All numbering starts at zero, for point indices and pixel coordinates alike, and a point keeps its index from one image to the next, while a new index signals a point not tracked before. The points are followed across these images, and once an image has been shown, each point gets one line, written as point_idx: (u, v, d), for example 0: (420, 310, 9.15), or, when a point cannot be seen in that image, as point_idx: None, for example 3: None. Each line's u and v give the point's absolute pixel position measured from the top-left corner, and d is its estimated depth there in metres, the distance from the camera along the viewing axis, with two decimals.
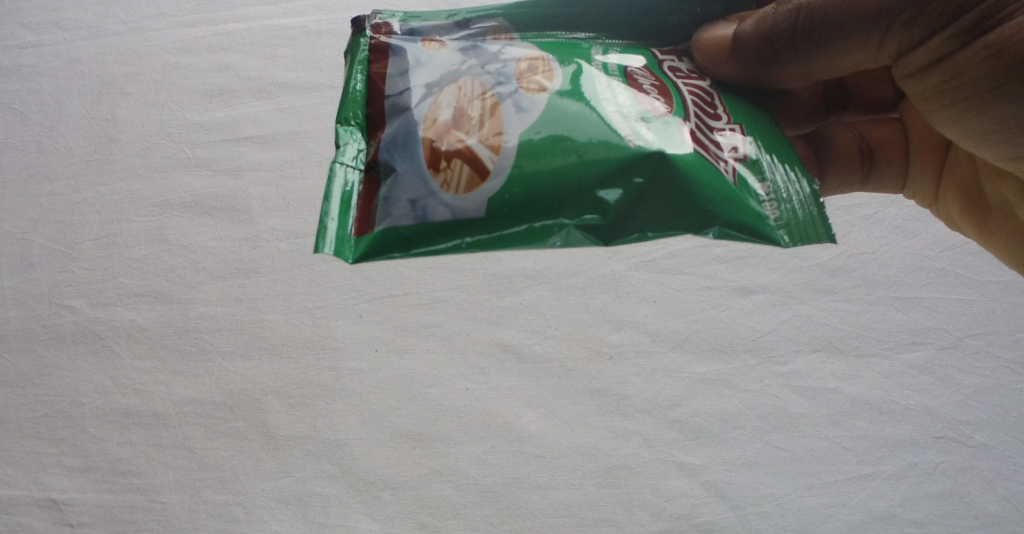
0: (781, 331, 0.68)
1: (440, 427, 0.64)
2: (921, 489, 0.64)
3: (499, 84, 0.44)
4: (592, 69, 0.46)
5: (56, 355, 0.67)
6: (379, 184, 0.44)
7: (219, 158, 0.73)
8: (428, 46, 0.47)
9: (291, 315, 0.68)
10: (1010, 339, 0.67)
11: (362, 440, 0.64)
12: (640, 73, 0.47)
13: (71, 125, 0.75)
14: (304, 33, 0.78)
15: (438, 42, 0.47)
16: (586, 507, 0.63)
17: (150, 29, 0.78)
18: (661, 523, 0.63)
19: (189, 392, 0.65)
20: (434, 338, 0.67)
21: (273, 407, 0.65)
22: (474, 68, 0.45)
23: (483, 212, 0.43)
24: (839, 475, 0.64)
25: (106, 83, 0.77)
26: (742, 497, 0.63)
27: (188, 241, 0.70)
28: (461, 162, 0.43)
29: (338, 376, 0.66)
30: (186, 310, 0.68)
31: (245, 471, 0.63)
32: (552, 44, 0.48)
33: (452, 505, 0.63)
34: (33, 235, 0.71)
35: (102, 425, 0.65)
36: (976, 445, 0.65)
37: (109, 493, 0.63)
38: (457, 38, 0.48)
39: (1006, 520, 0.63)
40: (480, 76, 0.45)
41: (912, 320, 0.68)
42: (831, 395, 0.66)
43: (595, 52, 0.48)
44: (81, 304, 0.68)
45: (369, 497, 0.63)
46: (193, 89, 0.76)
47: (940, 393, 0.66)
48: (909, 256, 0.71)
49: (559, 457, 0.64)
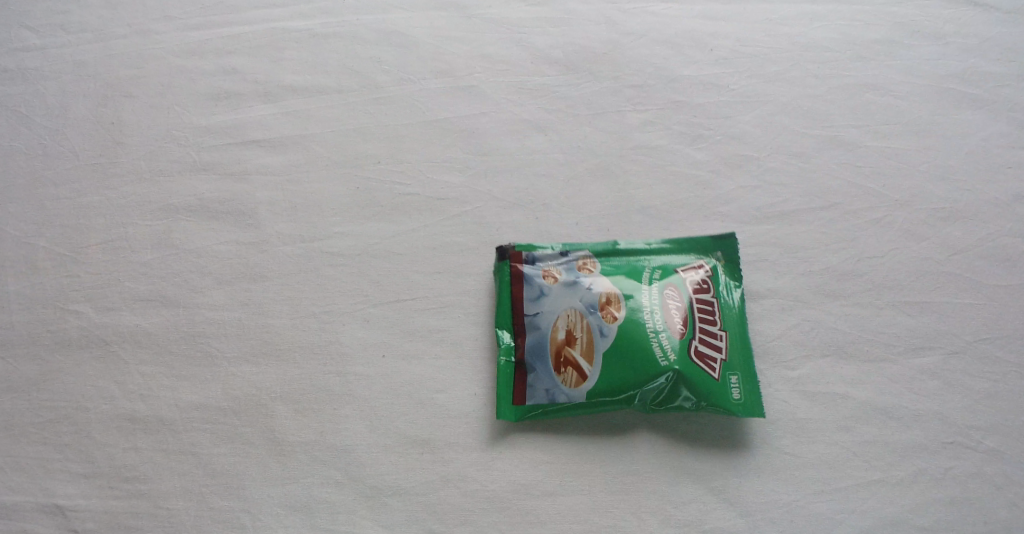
0: (790, 337, 0.67)
1: (447, 432, 0.64)
2: (933, 494, 0.63)
3: (590, 309, 0.65)
4: (660, 294, 0.66)
5: (62, 360, 0.67)
6: (527, 376, 0.64)
7: (225, 161, 0.73)
8: (547, 279, 0.66)
9: (298, 319, 0.67)
10: (1019, 344, 0.67)
11: (370, 445, 0.64)
12: (689, 273, 0.67)
13: (78, 128, 0.75)
14: (311, 36, 0.78)
15: (554, 268, 0.67)
16: (595, 513, 0.62)
17: (158, 33, 0.78)
18: (673, 529, 0.62)
19: (196, 398, 0.65)
20: (442, 343, 0.67)
21: (280, 412, 0.65)
22: (578, 302, 0.65)
23: (583, 391, 0.64)
24: (850, 480, 0.63)
25: (112, 86, 0.76)
26: (752, 503, 0.63)
27: (194, 245, 0.70)
28: (576, 364, 0.64)
29: (344, 382, 0.65)
30: (193, 315, 0.68)
31: (252, 477, 0.63)
32: (622, 258, 0.68)
33: (459, 512, 0.62)
34: (38, 239, 0.71)
35: (108, 430, 0.65)
36: (986, 451, 0.64)
37: (115, 499, 0.63)
38: (560, 262, 0.68)
39: (1017, 525, 0.62)
40: (583, 305, 0.65)
41: (920, 326, 0.68)
42: (841, 400, 0.66)
43: (652, 257, 0.68)
44: (86, 309, 0.68)
45: (376, 504, 0.62)
46: (201, 93, 0.76)
47: (949, 398, 0.66)
48: (919, 260, 0.70)
49: (568, 463, 0.63)
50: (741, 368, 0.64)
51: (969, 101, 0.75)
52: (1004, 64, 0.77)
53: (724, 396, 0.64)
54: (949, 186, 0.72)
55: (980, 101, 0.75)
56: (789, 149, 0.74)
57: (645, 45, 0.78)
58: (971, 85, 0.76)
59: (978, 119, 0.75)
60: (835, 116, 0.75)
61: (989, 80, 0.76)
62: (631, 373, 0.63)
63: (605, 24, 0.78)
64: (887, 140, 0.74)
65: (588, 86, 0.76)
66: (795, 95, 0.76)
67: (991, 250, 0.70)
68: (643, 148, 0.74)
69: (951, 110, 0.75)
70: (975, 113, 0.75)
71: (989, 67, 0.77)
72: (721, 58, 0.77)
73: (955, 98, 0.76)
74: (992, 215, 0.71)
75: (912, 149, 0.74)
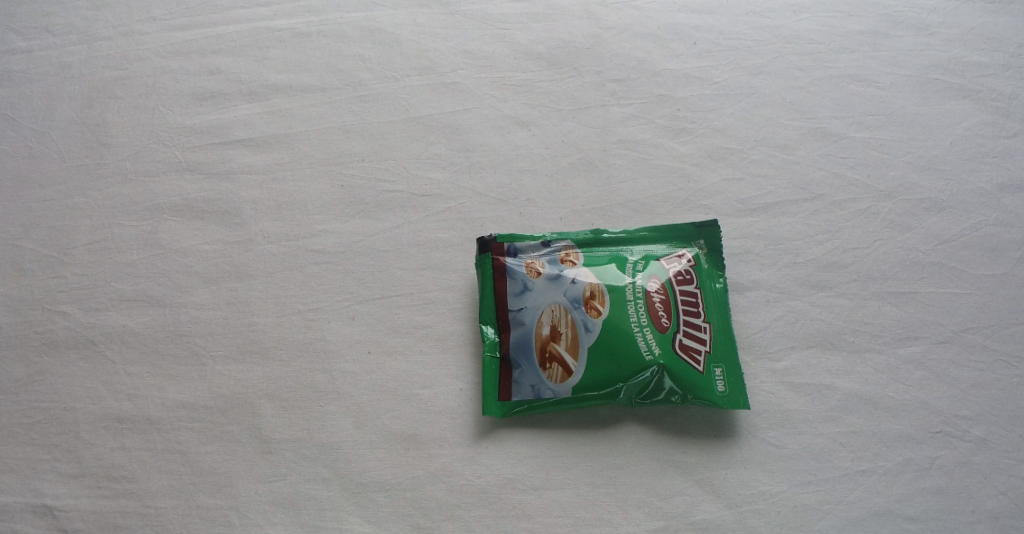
0: (775, 328, 0.67)
1: (434, 428, 0.64)
2: (918, 484, 0.63)
3: (575, 304, 0.65)
4: (644, 287, 0.66)
5: (50, 361, 0.67)
6: (512, 370, 0.64)
7: (210, 161, 0.73)
8: (530, 272, 0.66)
9: (284, 318, 0.68)
10: (1005, 333, 0.67)
11: (356, 442, 0.64)
12: (672, 264, 0.67)
13: (64, 130, 0.75)
14: (294, 35, 0.78)
15: (537, 261, 0.67)
16: (582, 506, 0.62)
17: (142, 33, 0.78)
18: (657, 521, 0.62)
19: (182, 397, 0.66)
20: (427, 339, 0.67)
21: (267, 410, 0.65)
22: (562, 296, 0.65)
23: (569, 387, 0.64)
24: (835, 471, 0.63)
25: (97, 87, 0.76)
26: (737, 495, 0.63)
27: (180, 245, 0.70)
28: (561, 359, 0.64)
29: (330, 379, 0.66)
30: (179, 314, 0.68)
31: (239, 475, 0.63)
32: (605, 249, 0.68)
33: (445, 507, 0.62)
34: (25, 241, 0.71)
35: (95, 430, 0.65)
36: (972, 440, 0.64)
37: (103, 498, 0.63)
38: (542, 255, 0.67)
39: (1003, 514, 0.62)
40: (567, 299, 0.65)
41: (906, 316, 0.68)
42: (826, 391, 0.66)
43: (635, 248, 0.68)
44: (73, 310, 0.69)
45: (363, 500, 0.62)
46: (185, 93, 0.76)
47: (934, 388, 0.66)
48: (904, 251, 0.70)
49: (554, 457, 0.64)
50: (726, 359, 0.65)
51: (954, 91, 0.75)
52: (988, 54, 0.77)
53: (710, 388, 0.64)
54: (934, 176, 0.72)
55: (965, 91, 0.75)
56: (772, 140, 0.74)
57: (628, 40, 0.78)
58: (955, 75, 0.76)
59: (963, 109, 0.75)
60: (818, 108, 0.75)
61: (974, 70, 0.76)
62: (616, 367, 0.64)
63: (588, 19, 0.79)
64: (871, 131, 0.74)
65: (572, 81, 0.76)
66: (778, 87, 0.76)
67: (976, 239, 0.70)
68: (627, 142, 0.74)
69: (935, 101, 0.75)
70: (960, 103, 0.75)
71: (974, 57, 0.77)
72: (704, 51, 0.77)
73: (939, 88, 0.76)
74: (977, 205, 0.71)
75: (896, 140, 0.74)
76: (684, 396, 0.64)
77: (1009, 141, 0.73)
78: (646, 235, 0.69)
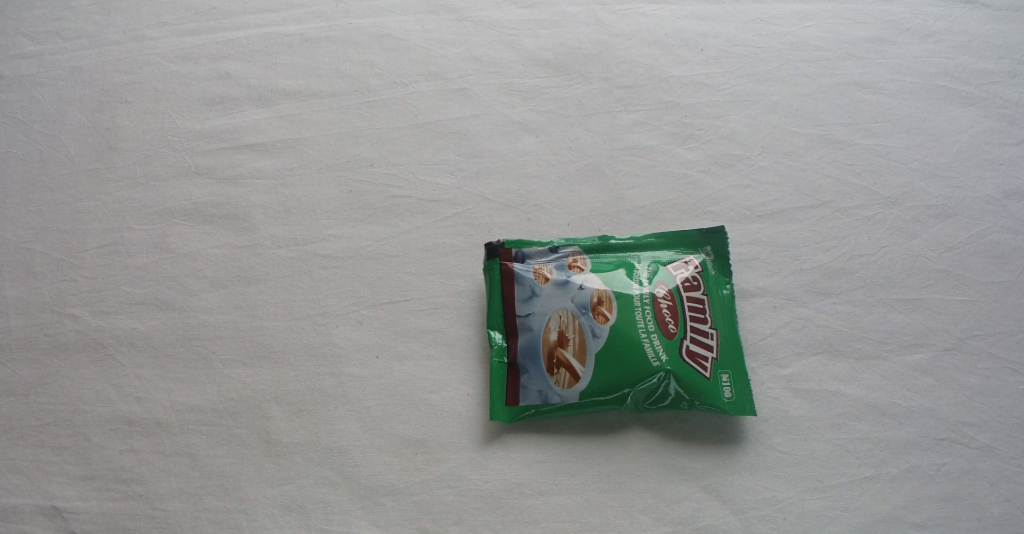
0: (781, 335, 0.68)
1: (441, 433, 0.65)
2: (924, 491, 0.63)
3: (582, 309, 0.65)
4: (651, 293, 0.66)
5: (59, 364, 0.67)
6: (519, 376, 0.65)
7: (219, 166, 0.74)
8: (538, 278, 0.66)
9: (292, 323, 0.68)
10: (1010, 340, 0.67)
11: (364, 446, 0.64)
12: (679, 271, 0.67)
13: (73, 133, 0.75)
14: (303, 40, 0.79)
15: (544, 267, 0.67)
16: (588, 511, 0.62)
17: (152, 38, 0.79)
18: (663, 527, 0.62)
19: (191, 400, 0.66)
20: (435, 344, 0.67)
21: (275, 414, 0.65)
22: (569, 301, 0.66)
23: (576, 393, 0.64)
24: (841, 478, 0.64)
25: (107, 92, 0.77)
26: (743, 500, 0.63)
27: (189, 249, 0.71)
28: (568, 364, 0.64)
29: (338, 383, 0.66)
30: (188, 318, 0.69)
31: (247, 478, 0.64)
32: (613, 255, 0.68)
33: (453, 511, 0.62)
34: (35, 244, 0.71)
35: (104, 433, 0.65)
36: (978, 447, 0.64)
37: (112, 501, 0.63)
38: (550, 261, 0.68)
39: (1008, 522, 0.62)
40: (574, 305, 0.66)
41: (911, 323, 0.68)
42: (832, 397, 0.66)
43: (643, 255, 0.68)
44: (82, 313, 0.69)
45: (370, 504, 0.63)
46: (195, 98, 0.77)
47: (940, 395, 0.66)
48: (910, 258, 0.70)
49: (560, 462, 0.64)
50: (733, 366, 0.65)
51: (961, 98, 0.76)
52: (995, 61, 0.77)
53: (716, 394, 0.64)
54: (940, 183, 0.73)
55: (971, 99, 0.76)
56: (779, 147, 0.74)
57: (636, 46, 0.78)
58: (962, 82, 0.76)
59: (969, 116, 0.75)
60: (825, 115, 0.75)
61: (981, 77, 0.76)
62: (623, 372, 0.64)
63: (595, 26, 0.79)
64: (878, 138, 0.74)
65: (579, 87, 0.76)
66: (785, 94, 0.76)
67: (982, 246, 0.71)
68: (634, 149, 0.74)
69: (942, 108, 0.75)
70: (967, 110, 0.75)
71: (981, 64, 0.77)
72: (710, 58, 0.77)
73: (946, 95, 0.76)
74: (983, 212, 0.72)
75: (903, 147, 0.74)
76: (691, 402, 0.64)
77: (1015, 148, 0.74)
78: (653, 241, 0.69)
